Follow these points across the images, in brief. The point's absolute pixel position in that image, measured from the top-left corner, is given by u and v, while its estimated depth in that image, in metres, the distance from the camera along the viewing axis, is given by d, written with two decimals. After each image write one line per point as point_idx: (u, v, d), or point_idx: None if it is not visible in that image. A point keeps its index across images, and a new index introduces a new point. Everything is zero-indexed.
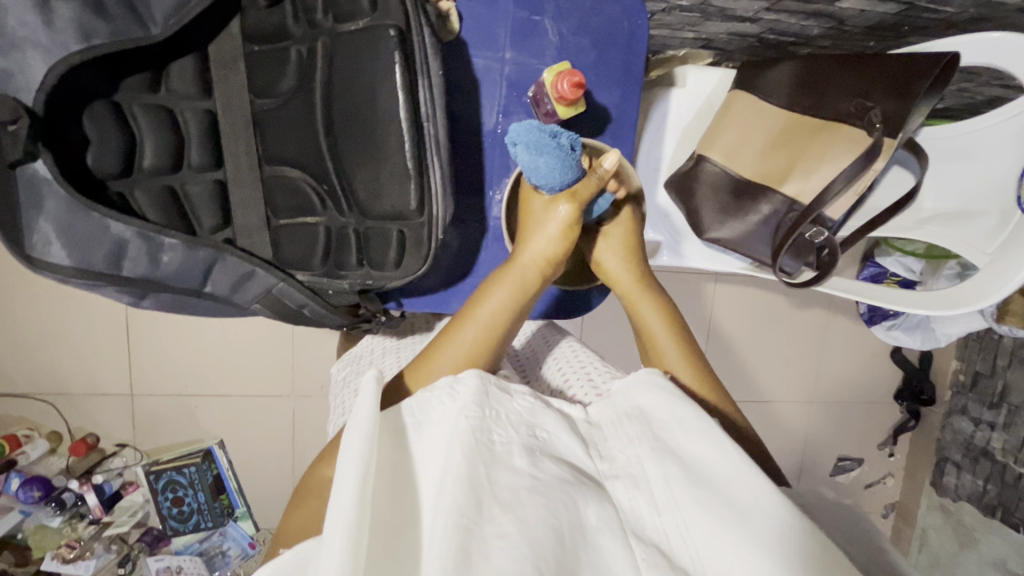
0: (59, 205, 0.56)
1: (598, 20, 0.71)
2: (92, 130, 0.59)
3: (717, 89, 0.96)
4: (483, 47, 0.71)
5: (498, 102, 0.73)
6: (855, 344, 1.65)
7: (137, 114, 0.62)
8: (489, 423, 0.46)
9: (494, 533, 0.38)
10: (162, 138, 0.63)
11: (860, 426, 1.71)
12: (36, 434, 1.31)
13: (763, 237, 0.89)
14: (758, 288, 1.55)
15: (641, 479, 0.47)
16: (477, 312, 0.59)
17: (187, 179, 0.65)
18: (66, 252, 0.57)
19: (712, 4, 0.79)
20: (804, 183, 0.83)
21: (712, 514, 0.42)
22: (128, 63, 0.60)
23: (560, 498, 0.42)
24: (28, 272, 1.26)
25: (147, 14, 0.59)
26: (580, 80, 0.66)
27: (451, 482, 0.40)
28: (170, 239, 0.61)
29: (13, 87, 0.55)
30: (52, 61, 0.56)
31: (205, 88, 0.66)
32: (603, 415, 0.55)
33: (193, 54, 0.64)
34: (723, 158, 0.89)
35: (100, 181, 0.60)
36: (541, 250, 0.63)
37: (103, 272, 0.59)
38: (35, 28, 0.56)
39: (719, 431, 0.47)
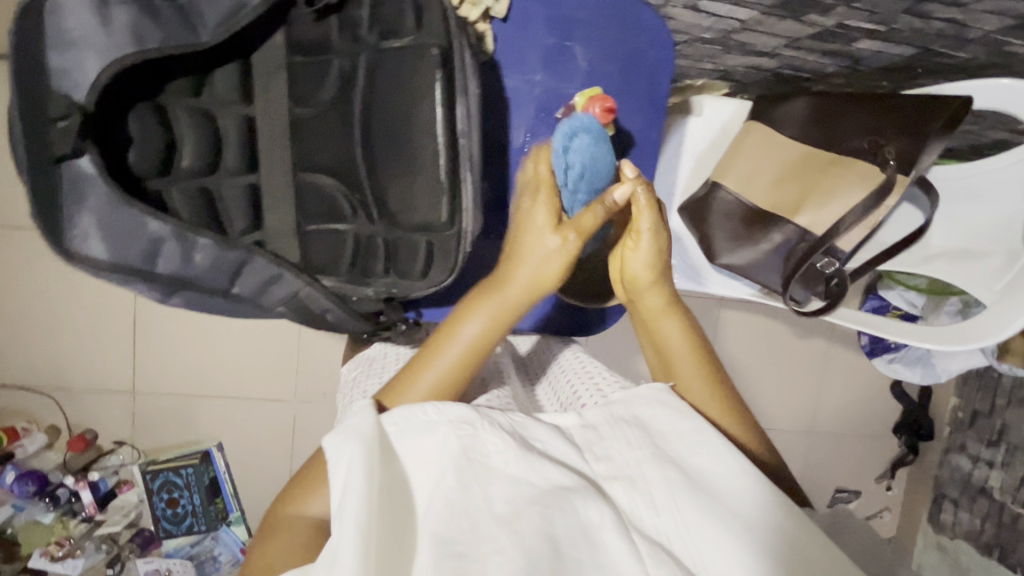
0: (100, 201, 0.58)
1: (625, 49, 0.73)
2: (134, 128, 0.61)
3: (733, 119, 0.98)
4: (514, 69, 0.72)
5: (526, 121, 0.74)
6: (855, 376, 1.65)
7: (178, 116, 0.63)
8: (482, 434, 0.48)
9: (491, 548, 0.41)
10: (201, 139, 0.65)
11: (858, 458, 1.71)
12: (34, 428, 1.30)
13: (774, 265, 0.90)
14: (761, 315, 1.57)
15: (640, 482, 0.48)
16: (453, 344, 0.58)
17: (222, 181, 0.66)
18: (104, 247, 0.59)
19: (733, 38, 0.82)
20: (816, 213, 0.85)
21: (710, 518, 0.45)
22: (174, 66, 0.62)
23: (557, 509, 0.44)
24: (37, 266, 1.27)
25: (194, 19, 0.60)
26: (611, 106, 0.68)
27: (444, 502, 0.44)
28: (203, 239, 0.62)
29: (65, 84, 0.58)
30: (104, 61, 0.58)
31: (246, 94, 0.67)
32: (600, 418, 0.54)
33: (237, 61, 0.66)
34: (737, 184, 0.91)
35: (139, 179, 0.62)
36: (533, 282, 0.58)
37: (138, 267, 0.61)
38: (93, 31, 0.58)
39: (722, 445, 0.51)
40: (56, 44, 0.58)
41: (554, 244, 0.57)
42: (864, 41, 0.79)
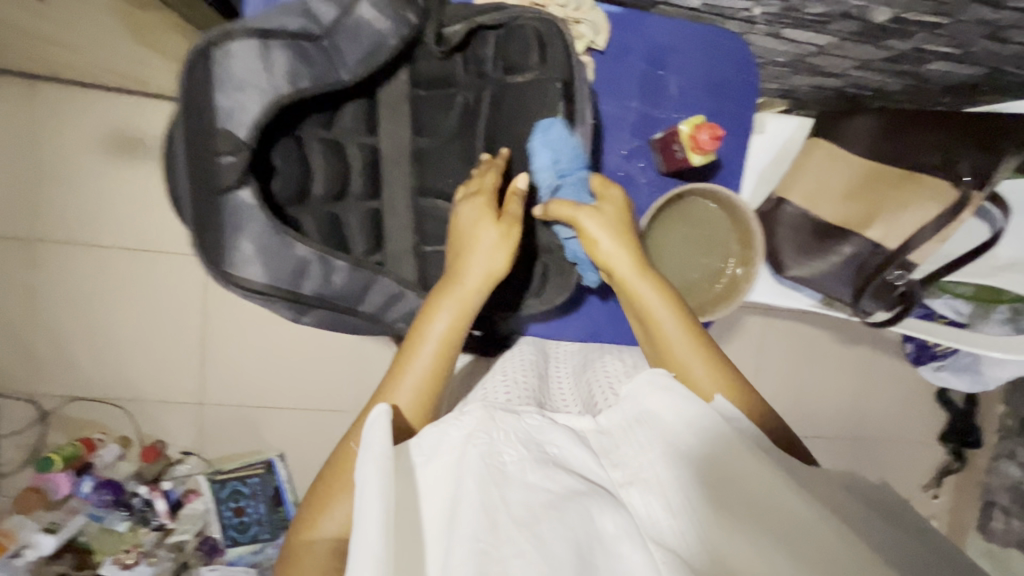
0: (259, 228, 0.63)
1: (717, 76, 0.73)
2: (281, 160, 0.68)
3: (794, 135, 1.02)
4: (611, 95, 0.72)
5: (623, 146, 0.73)
6: (900, 384, 1.66)
7: (315, 148, 0.71)
8: (499, 444, 0.50)
9: (515, 554, 0.42)
10: (333, 170, 0.72)
11: (904, 466, 1.71)
12: (107, 439, 1.34)
13: (844, 277, 0.93)
14: (807, 324, 1.58)
15: (655, 485, 0.51)
16: (425, 343, 0.60)
17: (348, 208, 0.73)
18: (260, 270, 0.64)
19: (807, 61, 0.84)
20: (889, 227, 0.88)
21: (718, 517, 0.49)
22: (312, 105, 0.70)
23: (577, 511, 0.46)
24: (112, 282, 1.31)
25: (340, 60, 0.67)
26: (719, 134, 0.66)
27: (468, 510, 0.44)
28: (339, 262, 0.68)
29: (230, 123, 0.62)
30: (268, 101, 0.63)
31: (370, 127, 0.74)
32: (614, 422, 0.59)
33: (364, 98, 0.74)
34: (803, 200, 0.94)
35: (282, 206, 0.69)
36: (483, 275, 0.62)
37: (285, 288, 0.66)
38: (257, 74, 0.62)
39: (730, 434, 0.54)
40: (223, 85, 0.62)
41: (495, 236, 0.63)
42: (935, 63, 0.81)
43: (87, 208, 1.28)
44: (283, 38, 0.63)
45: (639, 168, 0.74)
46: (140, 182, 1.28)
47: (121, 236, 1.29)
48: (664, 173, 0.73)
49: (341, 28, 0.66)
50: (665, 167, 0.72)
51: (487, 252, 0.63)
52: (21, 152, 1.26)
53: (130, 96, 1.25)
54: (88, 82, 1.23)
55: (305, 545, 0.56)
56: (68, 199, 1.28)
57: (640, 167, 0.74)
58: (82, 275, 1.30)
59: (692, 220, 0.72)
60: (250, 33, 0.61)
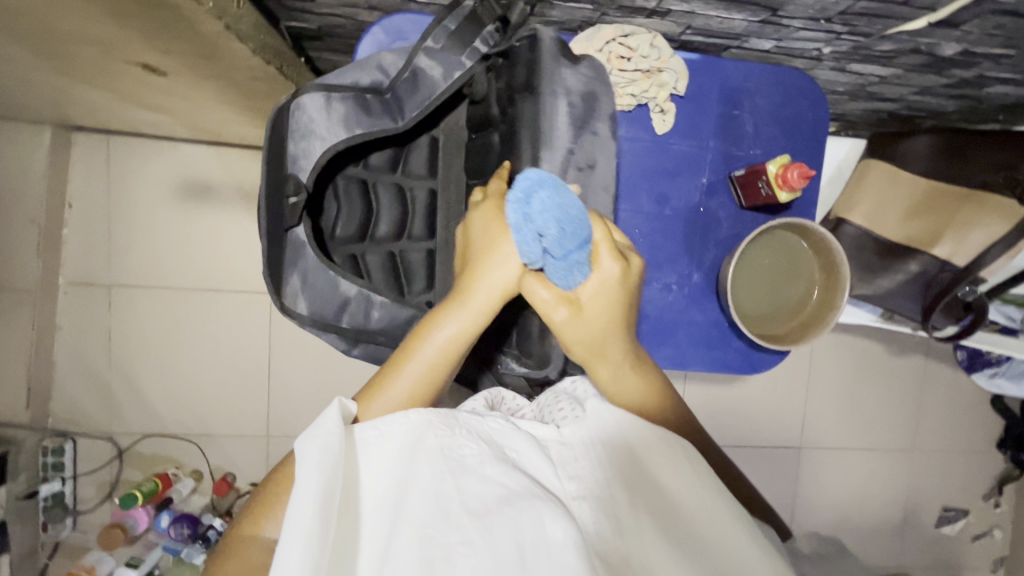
0: (311, 263, 0.67)
1: (787, 112, 0.79)
2: (343, 201, 0.75)
3: (848, 156, 1.03)
4: (689, 136, 0.78)
5: (703, 182, 0.78)
6: (955, 392, 1.65)
7: (379, 191, 0.77)
8: (457, 438, 0.51)
9: (456, 538, 0.45)
10: (393, 212, 0.78)
11: (963, 475, 1.68)
12: (181, 473, 1.39)
13: (911, 293, 0.96)
14: (857, 336, 1.59)
15: (608, 502, 0.51)
16: (422, 350, 0.58)
17: (405, 246, 0.78)
18: (307, 304, 0.67)
19: (867, 89, 0.88)
20: (956, 244, 0.91)
21: (661, 541, 0.49)
22: (380, 149, 0.76)
23: (528, 508, 0.46)
24: (181, 321, 1.36)
25: (397, 109, 0.68)
26: (809, 172, 0.70)
27: (415, 499, 0.47)
28: (381, 298, 0.70)
29: (295, 168, 0.66)
30: (327, 149, 0.66)
31: (432, 171, 0.79)
32: (577, 435, 0.56)
33: (427, 139, 0.79)
34: (867, 221, 0.96)
35: (344, 243, 0.75)
36: (495, 289, 0.59)
37: (330, 322, 0.69)
38: (320, 122, 0.65)
39: (679, 453, 0.55)
40: (294, 135, 0.66)
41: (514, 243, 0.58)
42: (997, 86, 0.84)
43: (160, 253, 1.34)
44: (345, 91, 0.66)
45: (719, 203, 0.79)
46: (209, 226, 1.34)
47: (192, 278, 1.35)
48: (742, 207, 0.79)
49: (398, 80, 0.67)
50: (745, 202, 0.78)
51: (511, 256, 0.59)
52: (98, 205, 1.33)
53: (198, 146, 1.32)
54: (160, 135, 1.30)
55: (246, 540, 0.54)
56: (142, 245, 1.34)
57: (720, 202, 0.79)
58: (154, 316, 1.36)
59: (777, 250, 0.76)
60: (315, 87, 0.65)
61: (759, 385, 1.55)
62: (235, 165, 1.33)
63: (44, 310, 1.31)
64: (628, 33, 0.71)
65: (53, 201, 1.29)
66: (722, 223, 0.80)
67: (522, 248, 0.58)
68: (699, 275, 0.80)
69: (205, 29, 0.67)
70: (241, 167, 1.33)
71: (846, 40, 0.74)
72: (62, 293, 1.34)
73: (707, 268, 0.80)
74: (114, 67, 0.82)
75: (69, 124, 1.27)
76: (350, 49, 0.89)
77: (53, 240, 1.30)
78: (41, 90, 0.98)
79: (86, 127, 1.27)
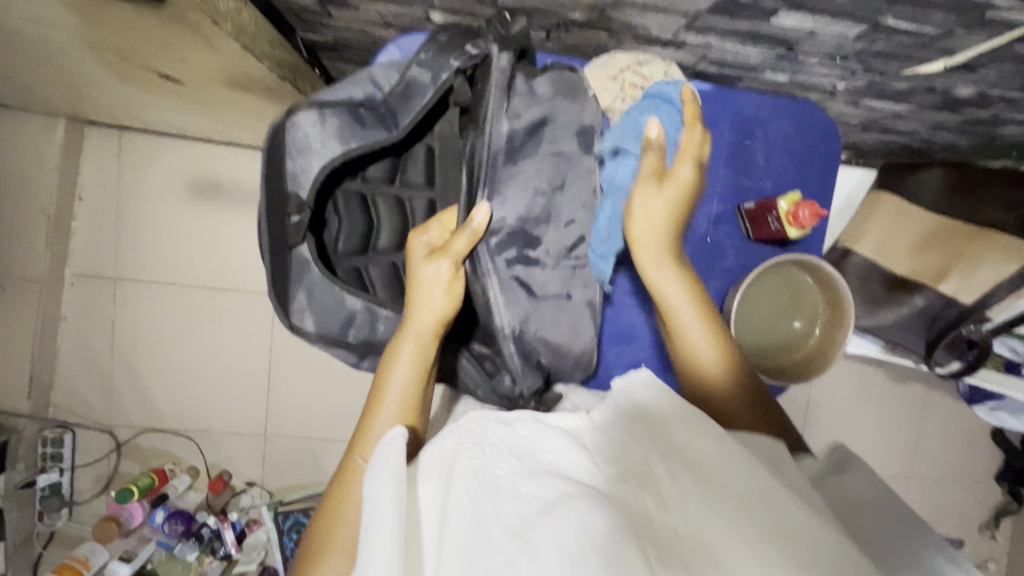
0: (316, 279, 0.67)
1: (799, 144, 0.79)
2: (344, 215, 0.73)
3: (857, 189, 1.04)
4: (700, 164, 0.78)
5: (711, 211, 0.78)
6: (955, 421, 1.64)
7: (379, 203, 0.76)
8: (485, 458, 0.50)
9: (501, 560, 0.42)
10: (394, 223, 0.77)
11: (959, 506, 1.67)
12: (178, 469, 1.39)
13: (915, 328, 0.95)
14: (860, 362, 1.58)
15: (652, 484, 0.46)
16: (392, 378, 0.62)
17: (406, 258, 0.77)
18: (314, 320, 0.67)
19: (879, 123, 0.88)
20: (962, 282, 0.90)
21: (716, 508, 0.43)
22: (377, 161, 0.75)
23: (568, 515, 0.43)
24: (185, 318, 1.37)
25: (391, 120, 0.66)
26: (819, 210, 0.73)
27: (456, 519, 0.46)
28: (386, 312, 0.70)
29: (295, 185, 0.65)
30: (323, 164, 0.65)
31: (428, 179, 0.78)
32: (606, 422, 0.53)
33: (422, 143, 0.77)
34: (874, 252, 0.96)
35: (348, 257, 0.73)
36: (431, 315, 0.63)
37: (336, 336, 0.69)
38: (316, 137, 0.64)
39: (718, 430, 0.49)
40: (291, 151, 0.65)
41: (432, 272, 0.64)
42: (1012, 126, 0.84)
43: (167, 249, 1.35)
44: (340, 105, 0.65)
45: (727, 233, 0.79)
46: (216, 225, 1.35)
47: (197, 275, 1.36)
48: (749, 238, 0.79)
49: (392, 91, 0.65)
50: (754, 234, 0.77)
51: (435, 284, 0.64)
52: (107, 199, 1.33)
53: (209, 144, 1.33)
54: (172, 133, 1.30)
55: None
56: (150, 241, 1.34)
57: (727, 233, 0.79)
58: (158, 312, 1.36)
59: (783, 283, 0.77)
60: (308, 102, 0.64)
61: None
62: (244, 166, 1.34)
63: (49, 300, 1.31)
64: (642, 62, 0.72)
65: (63, 193, 1.29)
66: (729, 252, 0.79)
67: (444, 275, 0.64)
68: (704, 302, 0.79)
69: (220, 43, 0.68)
70: (250, 168, 1.34)
71: (861, 77, 0.74)
72: (68, 285, 1.34)
73: (711, 296, 0.79)
74: (129, 72, 0.82)
75: (81, 118, 1.27)
76: (364, 61, 0.90)
77: (61, 232, 1.31)
78: (59, 86, 0.99)
79: (100, 122, 1.28)
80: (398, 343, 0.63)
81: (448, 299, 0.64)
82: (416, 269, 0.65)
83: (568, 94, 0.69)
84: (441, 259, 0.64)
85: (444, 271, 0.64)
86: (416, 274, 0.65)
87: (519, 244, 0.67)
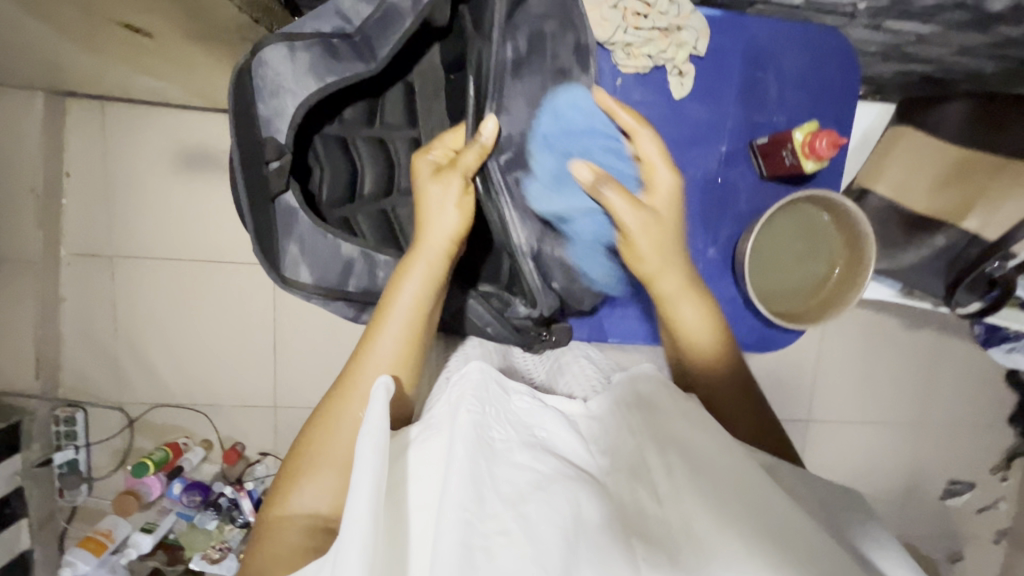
0: (306, 229, 0.64)
1: (815, 75, 0.77)
2: (326, 161, 0.72)
3: (873, 126, 0.99)
4: (709, 102, 0.76)
5: (721, 151, 0.76)
6: (969, 366, 1.62)
7: (360, 147, 0.74)
8: (490, 422, 0.54)
9: (496, 527, 0.44)
10: (378, 168, 0.75)
11: (972, 450, 1.67)
12: (191, 442, 1.40)
13: (934, 271, 0.93)
14: (874, 311, 1.54)
15: (642, 475, 0.51)
16: (394, 308, 0.60)
17: (396, 202, 0.75)
18: (309, 272, 0.65)
19: (901, 50, 0.82)
20: (986, 217, 0.86)
21: (704, 501, 0.47)
22: (353, 102, 0.73)
23: (561, 492, 0.47)
24: (184, 294, 1.35)
25: (368, 52, 0.63)
26: (837, 140, 0.67)
27: (455, 473, 0.46)
28: (384, 257, 0.68)
29: (271, 130, 0.63)
30: (299, 103, 0.62)
31: (411, 118, 0.76)
32: (602, 409, 0.61)
33: (401, 83, 0.75)
34: (891, 191, 0.93)
35: (334, 206, 0.71)
36: (440, 239, 0.62)
37: (336, 287, 0.66)
38: (287, 75, 0.62)
39: (713, 427, 0.54)
40: (263, 94, 0.62)
41: (438, 190, 0.62)
42: None
43: (161, 223, 1.32)
44: (310, 38, 0.61)
45: (740, 173, 0.77)
46: (207, 195, 1.31)
47: (194, 248, 1.33)
48: (763, 177, 0.76)
49: (369, 20, 0.62)
50: (767, 171, 0.75)
51: (452, 203, 0.63)
52: (95, 174, 1.29)
53: (194, 111, 1.28)
54: (154, 100, 1.25)
55: (276, 521, 0.53)
56: (143, 216, 1.31)
57: (740, 172, 0.77)
58: (157, 288, 1.34)
59: (800, 222, 0.74)
60: (277, 37, 0.61)
61: (770, 358, 1.54)
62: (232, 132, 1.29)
63: (47, 281, 1.30)
64: None
65: (49, 169, 1.26)
66: (741, 195, 0.77)
67: (457, 194, 0.63)
68: (715, 249, 0.78)
69: None
70: None
71: None
72: (64, 265, 1.32)
73: (724, 242, 0.78)
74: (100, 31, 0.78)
75: (60, 89, 1.22)
76: None
77: (52, 209, 1.28)
78: (33, 53, 0.95)
79: (79, 92, 1.23)
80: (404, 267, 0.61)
81: (462, 221, 0.63)
82: (420, 187, 0.64)
83: (558, 14, 0.67)
84: (450, 183, 0.62)
85: (450, 191, 0.62)
86: (426, 189, 0.63)
87: (527, 165, 0.67)
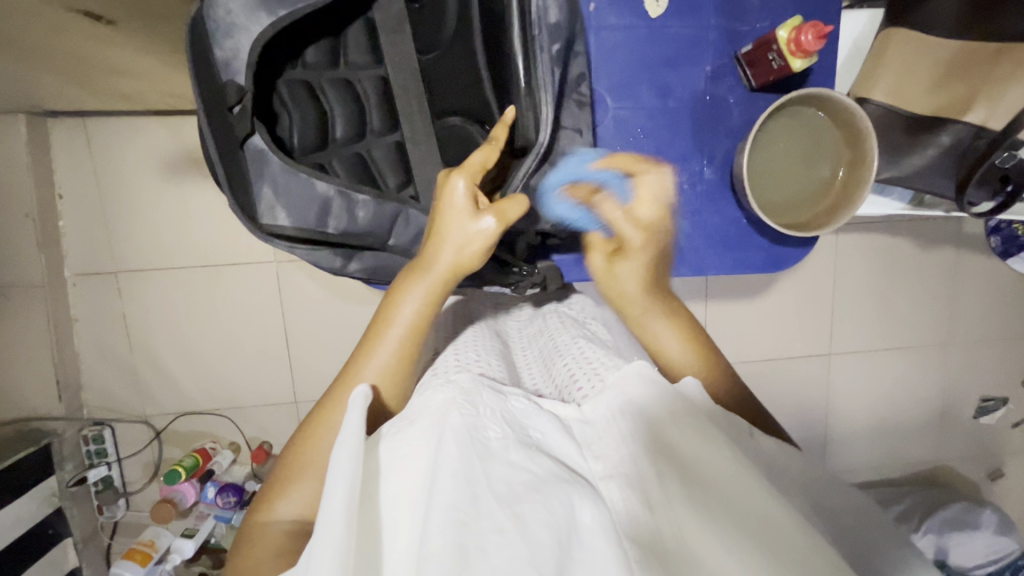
0: (277, 170, 0.68)
1: None
2: (292, 107, 0.73)
3: (864, 33, 0.96)
4: (689, 15, 0.81)
5: (706, 67, 0.82)
6: (989, 280, 1.58)
7: (326, 90, 0.76)
8: (483, 423, 0.53)
9: (490, 526, 0.44)
10: (348, 112, 0.77)
11: (1002, 365, 1.63)
12: (219, 446, 1.42)
13: (944, 169, 0.88)
14: (883, 234, 1.51)
15: (635, 481, 0.51)
16: (396, 327, 0.64)
17: (369, 146, 0.77)
18: (286, 214, 0.69)
19: None
20: (990, 108, 0.83)
21: (703, 513, 0.47)
22: (314, 44, 0.74)
23: (555, 493, 0.46)
24: (190, 301, 1.35)
25: None
26: (823, 31, 0.71)
27: (445, 476, 0.46)
28: (361, 197, 0.72)
29: (230, 73, 0.65)
30: (252, 37, 0.64)
31: (377, 56, 0.78)
32: (597, 413, 0.58)
33: (363, 20, 0.76)
34: (890, 97, 0.90)
35: (306, 153, 0.74)
36: (447, 258, 0.63)
37: (315, 228, 0.71)
38: (239, 12, 0.64)
39: (716, 437, 0.52)
40: (219, 37, 0.65)
41: (462, 209, 0.63)
42: None
43: (159, 233, 1.32)
44: None
45: (727, 87, 0.83)
46: (201, 199, 1.31)
47: (195, 254, 1.33)
48: (751, 89, 0.82)
49: None
50: (754, 81, 0.80)
51: (458, 214, 0.63)
52: (86, 192, 1.29)
53: (173, 116, 1.27)
54: (133, 110, 1.24)
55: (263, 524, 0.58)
56: (140, 228, 1.32)
57: (728, 87, 0.83)
58: (165, 299, 1.35)
59: (796, 131, 0.79)
60: None
61: (782, 296, 1.52)
62: None
63: (56, 304, 1.31)
64: None
65: (40, 193, 1.26)
66: (732, 107, 0.83)
67: (465, 208, 0.63)
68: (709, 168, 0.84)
69: None
70: None
71: None
72: (71, 287, 1.33)
73: (720, 161, 0.85)
74: None
75: (40, 110, 1.22)
76: None
77: (50, 233, 1.29)
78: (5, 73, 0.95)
79: (58, 111, 1.22)
80: (408, 283, 0.64)
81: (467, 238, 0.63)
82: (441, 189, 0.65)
83: None
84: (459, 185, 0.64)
85: (463, 198, 0.63)
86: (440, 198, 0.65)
87: None
